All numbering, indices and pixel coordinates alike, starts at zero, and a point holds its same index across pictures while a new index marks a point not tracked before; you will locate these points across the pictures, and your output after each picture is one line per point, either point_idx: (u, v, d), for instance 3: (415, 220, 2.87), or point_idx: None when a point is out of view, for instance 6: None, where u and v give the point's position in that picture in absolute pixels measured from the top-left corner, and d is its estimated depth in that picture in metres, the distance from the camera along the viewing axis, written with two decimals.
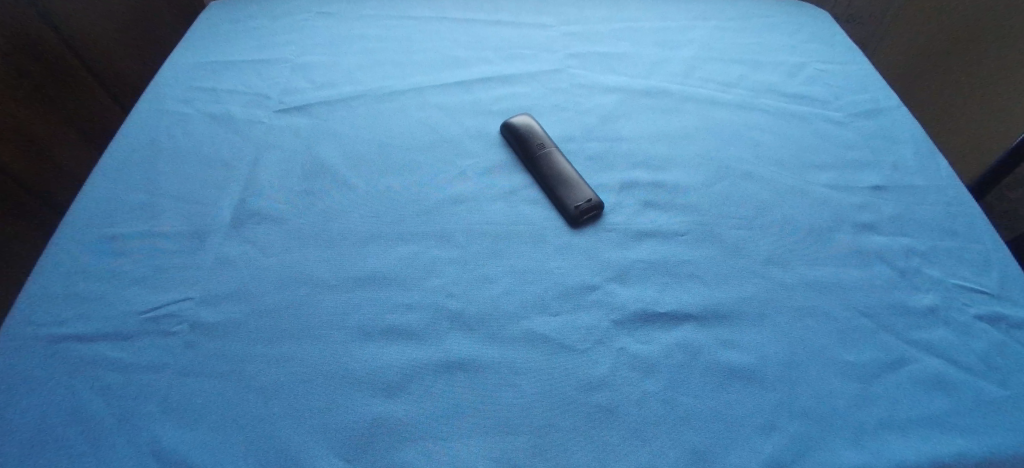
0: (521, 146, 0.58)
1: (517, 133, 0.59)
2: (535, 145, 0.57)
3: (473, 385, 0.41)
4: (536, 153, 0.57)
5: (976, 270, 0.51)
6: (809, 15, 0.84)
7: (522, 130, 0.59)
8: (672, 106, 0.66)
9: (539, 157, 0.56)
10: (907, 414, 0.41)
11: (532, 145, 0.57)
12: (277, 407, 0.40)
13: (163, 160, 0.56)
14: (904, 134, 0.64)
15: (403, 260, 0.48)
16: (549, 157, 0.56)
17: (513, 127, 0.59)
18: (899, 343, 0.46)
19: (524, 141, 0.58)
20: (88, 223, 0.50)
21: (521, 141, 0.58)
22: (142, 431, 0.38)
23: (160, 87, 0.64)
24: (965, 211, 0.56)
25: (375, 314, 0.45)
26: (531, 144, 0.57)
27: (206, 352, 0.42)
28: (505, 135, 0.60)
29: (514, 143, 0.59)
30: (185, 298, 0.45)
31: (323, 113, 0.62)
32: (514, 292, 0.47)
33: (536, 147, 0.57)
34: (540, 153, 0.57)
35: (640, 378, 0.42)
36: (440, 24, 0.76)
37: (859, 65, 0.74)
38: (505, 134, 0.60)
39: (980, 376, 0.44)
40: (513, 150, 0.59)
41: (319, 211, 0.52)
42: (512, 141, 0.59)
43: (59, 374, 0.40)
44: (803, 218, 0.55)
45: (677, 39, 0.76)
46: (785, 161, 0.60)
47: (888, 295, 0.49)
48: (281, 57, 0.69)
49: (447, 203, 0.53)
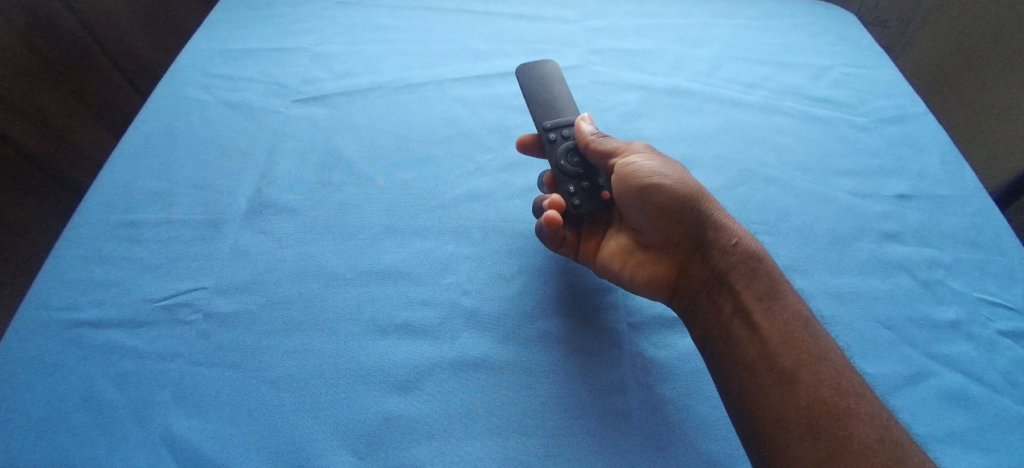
0: (547, 92, 0.54)
1: (550, 78, 0.55)
2: (564, 100, 0.53)
3: (488, 383, 0.41)
4: (563, 105, 0.53)
5: (1002, 285, 0.50)
6: (838, 15, 0.82)
7: (557, 79, 0.55)
8: (694, 105, 0.65)
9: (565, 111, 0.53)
10: (923, 429, 0.41)
11: (563, 97, 0.54)
12: (290, 400, 0.39)
13: (180, 146, 0.56)
14: (931, 142, 0.63)
15: (420, 256, 0.48)
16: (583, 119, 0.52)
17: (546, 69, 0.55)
18: (920, 356, 0.45)
19: (555, 88, 0.54)
20: (104, 207, 0.50)
21: (549, 87, 0.54)
22: (155, 420, 0.38)
23: (179, 72, 0.64)
24: (992, 223, 0.54)
25: (389, 310, 0.44)
26: (561, 95, 0.54)
27: (220, 342, 0.42)
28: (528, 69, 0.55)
29: (536, 86, 0.54)
30: (200, 288, 0.45)
31: (341, 104, 0.62)
32: (530, 291, 0.46)
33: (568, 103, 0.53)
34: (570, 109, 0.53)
35: (656, 383, 0.42)
36: (460, 16, 0.74)
37: (887, 69, 0.72)
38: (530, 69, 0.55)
39: (1000, 394, 0.43)
40: (528, 89, 0.54)
41: (334, 202, 0.52)
42: (535, 81, 0.55)
43: (75, 360, 0.41)
44: (824, 224, 0.54)
45: (700, 37, 0.75)
46: (808, 166, 0.59)
47: (910, 307, 0.48)
48: (301, 45, 0.68)
49: (465, 199, 0.53)
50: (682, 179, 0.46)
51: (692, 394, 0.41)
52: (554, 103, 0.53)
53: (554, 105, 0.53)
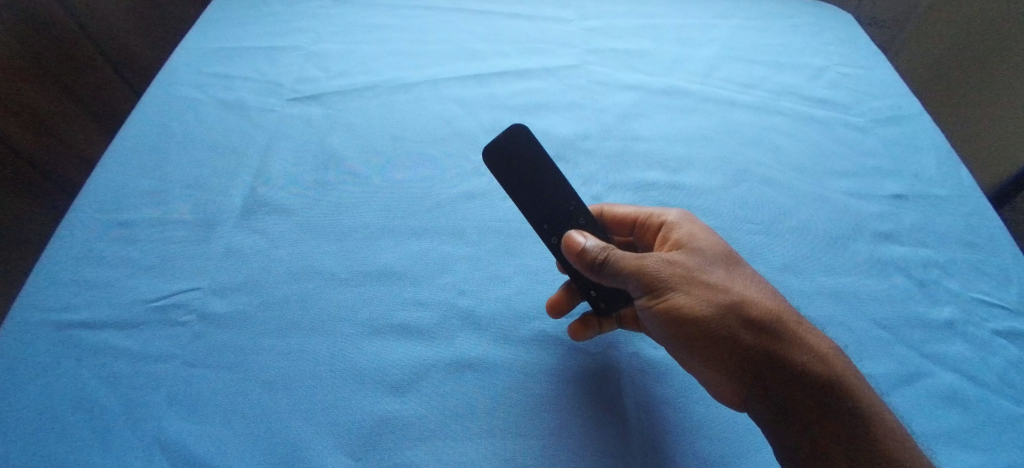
0: (526, 168, 0.44)
1: (523, 147, 0.44)
2: (550, 177, 0.44)
3: (484, 385, 0.40)
4: (553, 186, 0.44)
5: (997, 284, 0.50)
6: (833, 16, 0.82)
7: (530, 145, 0.44)
8: (691, 106, 0.65)
9: (557, 190, 0.44)
10: (919, 428, 0.41)
11: (547, 171, 0.44)
12: (285, 401, 0.39)
13: (174, 146, 0.55)
14: (926, 143, 0.63)
15: (416, 256, 0.48)
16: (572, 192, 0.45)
17: (512, 137, 0.44)
18: (915, 356, 0.45)
19: (534, 160, 0.44)
20: (97, 208, 0.49)
21: (525, 163, 0.44)
22: (148, 422, 0.38)
23: (173, 71, 0.63)
24: (987, 223, 0.55)
25: (384, 310, 0.44)
26: (543, 169, 0.44)
27: (213, 344, 0.42)
28: (494, 150, 0.44)
29: (511, 167, 0.44)
30: (194, 289, 0.45)
31: (336, 103, 0.61)
32: (526, 292, 0.46)
33: (555, 174, 0.45)
34: (560, 186, 0.44)
35: (652, 383, 0.42)
36: (457, 15, 0.74)
37: (883, 70, 0.72)
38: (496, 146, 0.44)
39: (995, 393, 0.43)
40: (503, 175, 0.44)
41: (330, 202, 0.52)
42: (507, 162, 0.44)
43: (67, 362, 0.40)
44: (820, 224, 0.54)
45: (696, 37, 0.75)
46: (804, 166, 0.59)
47: (906, 307, 0.48)
48: (296, 44, 0.68)
49: (461, 199, 0.53)
50: (710, 294, 0.39)
51: (690, 395, 0.41)
52: (541, 184, 0.44)
53: (541, 186, 0.44)
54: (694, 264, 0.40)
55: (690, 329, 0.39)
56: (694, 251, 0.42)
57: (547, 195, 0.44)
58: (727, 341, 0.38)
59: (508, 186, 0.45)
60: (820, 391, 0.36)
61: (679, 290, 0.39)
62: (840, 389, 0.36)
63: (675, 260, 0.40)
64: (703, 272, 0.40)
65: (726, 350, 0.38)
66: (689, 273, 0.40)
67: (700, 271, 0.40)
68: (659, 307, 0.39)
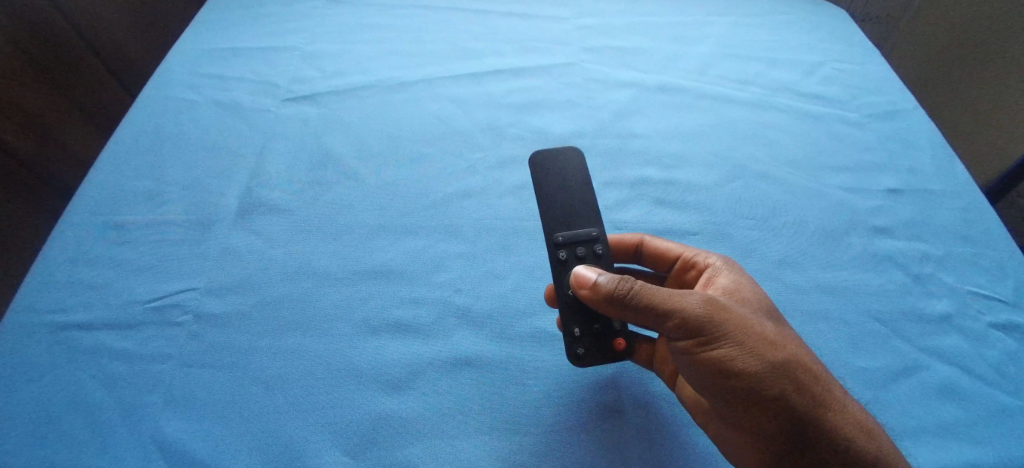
0: (564, 184, 0.47)
1: (568, 168, 0.47)
2: (582, 202, 0.46)
3: (481, 383, 0.40)
4: (579, 209, 0.46)
5: (992, 278, 0.50)
6: (828, 12, 0.82)
7: (576, 169, 0.47)
8: (686, 102, 0.65)
9: (581, 216, 0.46)
10: (916, 422, 0.41)
11: (580, 196, 0.46)
12: (282, 401, 0.39)
13: (169, 147, 0.55)
14: (921, 137, 0.63)
15: (412, 254, 0.48)
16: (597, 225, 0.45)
17: (563, 155, 0.48)
18: (912, 350, 0.45)
19: (572, 182, 0.47)
20: (93, 209, 0.49)
21: (565, 179, 0.47)
22: (145, 422, 0.38)
23: (168, 72, 0.63)
24: (982, 217, 0.55)
25: (381, 309, 0.44)
26: (577, 193, 0.46)
27: (210, 343, 0.42)
28: (540, 154, 0.48)
29: (548, 178, 0.47)
30: (190, 288, 0.45)
31: (331, 103, 0.61)
32: (523, 289, 0.46)
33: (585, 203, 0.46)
34: (588, 216, 0.46)
35: (649, 379, 0.42)
36: (452, 14, 0.74)
37: (878, 66, 0.72)
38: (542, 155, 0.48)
39: (992, 386, 0.43)
40: (539, 179, 0.47)
41: (326, 201, 0.52)
42: (546, 170, 0.47)
43: (63, 363, 0.40)
44: (816, 220, 0.54)
45: (691, 34, 0.75)
46: (800, 162, 0.59)
47: (902, 301, 0.48)
48: (291, 45, 0.68)
49: (457, 197, 0.53)
50: (763, 347, 0.36)
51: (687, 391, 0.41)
52: (569, 203, 0.46)
53: (570, 206, 0.46)
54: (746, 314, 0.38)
55: (735, 379, 0.36)
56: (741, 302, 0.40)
57: (574, 217, 0.45)
58: (767, 399, 0.36)
59: (539, 186, 0.46)
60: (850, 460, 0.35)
61: (733, 339, 0.36)
62: (878, 461, 0.34)
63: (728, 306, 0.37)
64: (755, 323, 0.37)
65: (771, 405, 0.36)
66: (743, 320, 0.37)
67: (753, 321, 0.37)
68: (702, 353, 0.36)
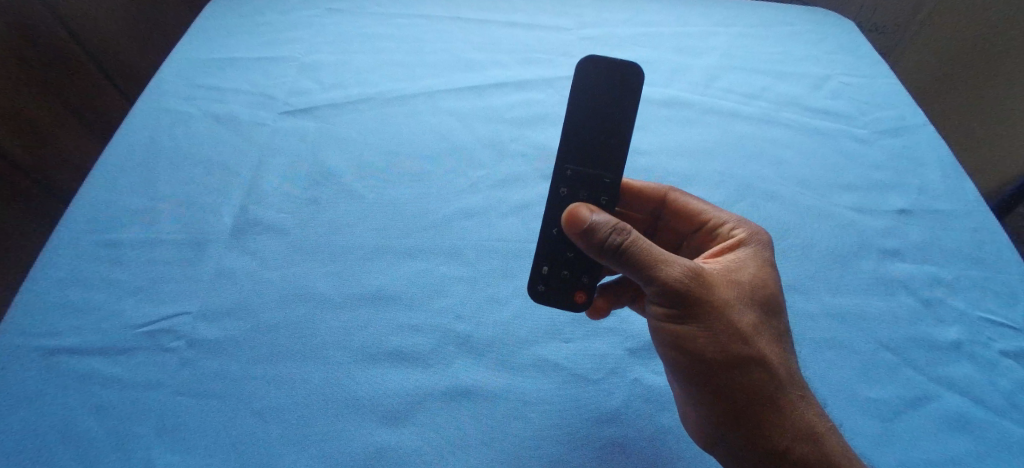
0: (596, 106, 0.44)
1: (620, 85, 0.44)
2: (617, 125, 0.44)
3: (480, 415, 0.39)
4: (615, 124, 0.44)
5: (1004, 303, 0.49)
6: (835, 23, 0.81)
7: (626, 87, 0.44)
8: (692, 118, 0.64)
9: (600, 157, 0.44)
10: (930, 455, 0.40)
11: (619, 117, 0.44)
12: (277, 433, 0.38)
13: (163, 162, 0.54)
14: (931, 155, 0.62)
15: (411, 277, 0.47)
16: (617, 168, 0.44)
17: (614, 73, 0.44)
18: (922, 380, 0.44)
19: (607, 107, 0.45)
20: (84, 227, 0.48)
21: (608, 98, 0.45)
22: (137, 453, 0.37)
23: (162, 83, 0.62)
24: (993, 239, 0.54)
25: (380, 336, 0.43)
26: (611, 116, 0.44)
27: (204, 371, 0.41)
28: (593, 62, 0.44)
29: (585, 93, 0.44)
30: (183, 313, 0.44)
31: (329, 116, 0.60)
32: (525, 316, 0.45)
33: (626, 116, 0.44)
34: (615, 149, 0.44)
35: (655, 411, 0.41)
36: (452, 24, 0.73)
37: (886, 79, 0.71)
38: (596, 65, 0.44)
39: (1005, 418, 0.42)
40: (579, 95, 0.44)
41: (323, 221, 0.50)
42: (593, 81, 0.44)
43: (52, 390, 0.39)
44: (825, 241, 0.53)
45: (697, 46, 0.74)
46: (806, 180, 0.58)
47: (911, 327, 0.47)
48: (288, 55, 0.67)
49: (458, 217, 0.52)
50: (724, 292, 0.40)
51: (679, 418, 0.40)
52: (600, 130, 0.44)
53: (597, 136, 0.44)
54: (723, 299, 0.40)
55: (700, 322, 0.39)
56: (743, 281, 0.42)
57: (592, 155, 0.45)
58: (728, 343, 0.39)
59: (571, 103, 0.44)
60: (788, 459, 0.38)
61: (698, 286, 0.39)
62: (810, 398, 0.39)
63: (705, 288, 0.40)
64: (736, 310, 0.40)
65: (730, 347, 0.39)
66: (713, 291, 0.40)
67: (733, 308, 0.40)
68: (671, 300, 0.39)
